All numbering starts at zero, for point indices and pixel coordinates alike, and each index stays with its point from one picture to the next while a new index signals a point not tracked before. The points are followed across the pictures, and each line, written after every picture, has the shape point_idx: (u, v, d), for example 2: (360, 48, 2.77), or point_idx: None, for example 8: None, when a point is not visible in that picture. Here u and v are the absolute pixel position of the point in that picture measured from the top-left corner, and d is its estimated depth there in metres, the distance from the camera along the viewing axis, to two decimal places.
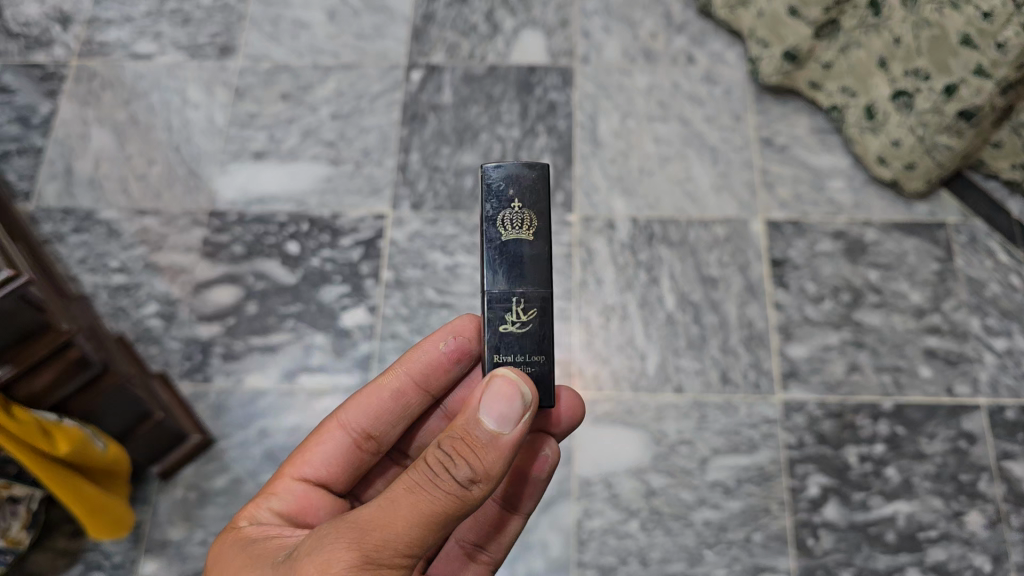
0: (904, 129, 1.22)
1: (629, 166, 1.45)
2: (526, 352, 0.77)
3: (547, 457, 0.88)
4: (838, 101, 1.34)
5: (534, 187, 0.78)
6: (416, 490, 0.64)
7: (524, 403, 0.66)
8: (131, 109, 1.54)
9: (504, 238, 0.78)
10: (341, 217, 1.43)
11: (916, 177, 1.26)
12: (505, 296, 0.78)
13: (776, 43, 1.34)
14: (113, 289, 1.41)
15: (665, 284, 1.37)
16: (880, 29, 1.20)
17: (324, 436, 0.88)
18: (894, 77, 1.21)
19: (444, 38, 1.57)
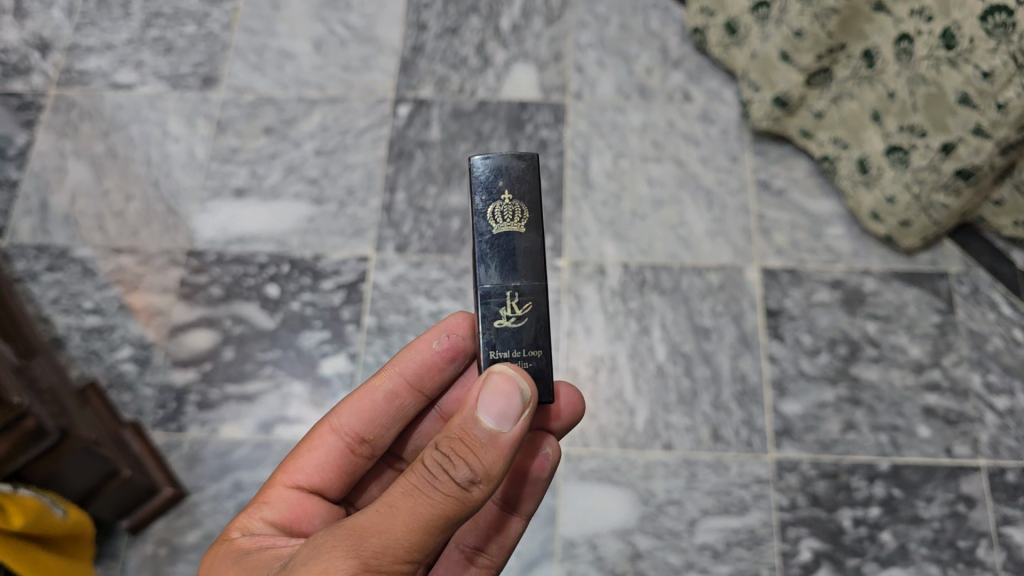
0: (899, 185, 1.20)
1: (621, 209, 1.40)
2: (522, 347, 0.76)
3: (547, 455, 0.85)
4: (830, 151, 1.33)
5: (523, 176, 0.78)
6: (413, 492, 0.62)
7: (523, 398, 0.65)
8: (110, 141, 1.50)
9: (495, 231, 0.77)
10: (323, 259, 1.39)
11: (912, 233, 1.24)
12: (500, 291, 0.77)
13: (768, 88, 1.33)
14: (87, 331, 1.37)
15: (656, 335, 1.33)
16: (874, 82, 1.19)
17: (316, 441, 0.85)
18: (887, 132, 1.19)
19: (433, 71, 1.52)
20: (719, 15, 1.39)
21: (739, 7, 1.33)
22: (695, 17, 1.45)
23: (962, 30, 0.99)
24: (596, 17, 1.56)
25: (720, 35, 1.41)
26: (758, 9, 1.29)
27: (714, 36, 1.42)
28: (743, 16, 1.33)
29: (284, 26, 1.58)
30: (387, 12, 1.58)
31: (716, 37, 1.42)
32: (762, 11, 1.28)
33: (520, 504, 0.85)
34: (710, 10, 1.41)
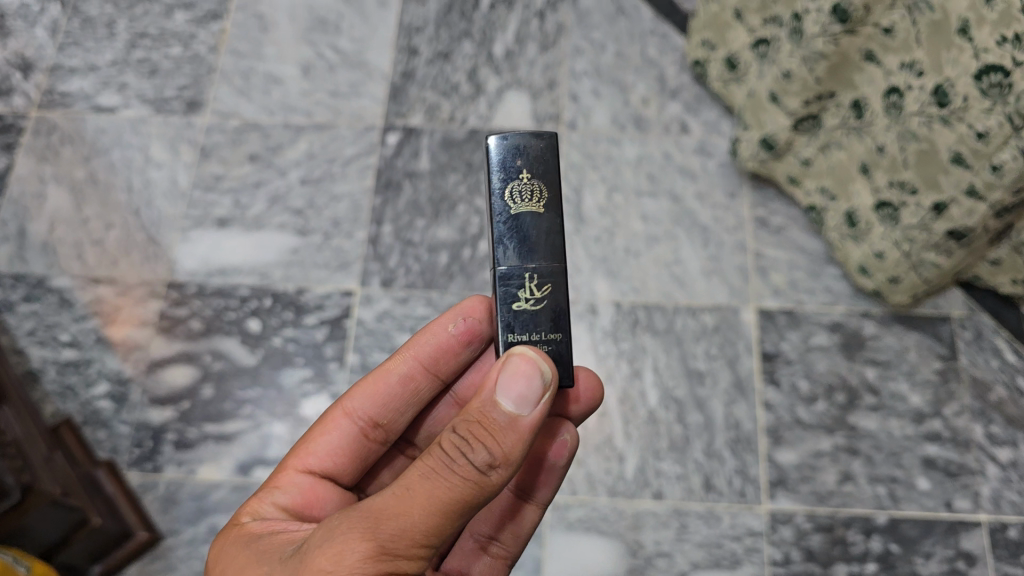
0: (888, 242, 1.16)
1: (614, 246, 1.36)
2: (541, 330, 0.73)
3: (565, 441, 0.83)
4: (817, 201, 1.29)
5: (543, 155, 0.74)
6: (431, 475, 0.59)
7: (545, 381, 0.62)
8: (90, 166, 1.46)
9: (514, 210, 0.73)
10: (306, 293, 1.35)
11: (901, 290, 1.20)
12: (518, 272, 0.73)
13: (756, 128, 1.29)
14: (63, 364, 1.33)
15: (648, 378, 1.29)
16: (863, 134, 1.14)
17: (330, 423, 0.83)
18: (876, 187, 1.14)
19: (423, 98, 1.48)
20: (719, 48, 1.36)
21: (740, 41, 1.30)
22: (696, 49, 1.41)
23: (956, 88, 0.94)
24: (592, 44, 1.52)
25: (719, 70, 1.38)
26: (758, 46, 1.26)
27: (714, 70, 1.39)
28: (744, 51, 1.30)
29: (271, 49, 1.54)
30: (377, 35, 1.54)
31: (716, 71, 1.39)
32: (762, 47, 1.26)
33: (535, 491, 0.83)
34: (710, 42, 1.37)
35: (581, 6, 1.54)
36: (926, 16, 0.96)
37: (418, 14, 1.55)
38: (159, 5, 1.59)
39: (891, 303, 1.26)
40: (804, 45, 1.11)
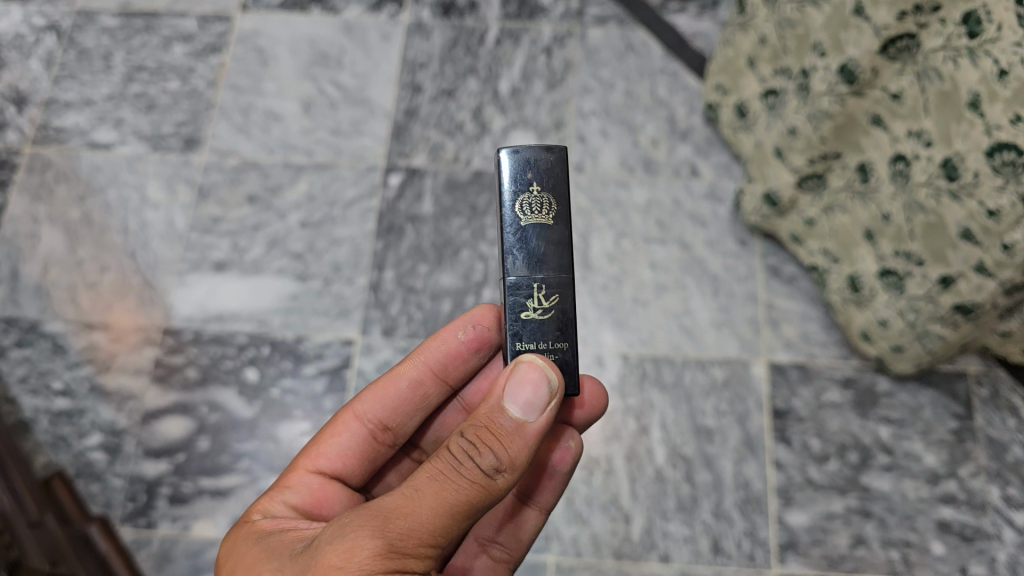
0: (893, 310, 1.12)
1: (621, 295, 1.33)
2: (548, 339, 0.74)
3: (568, 448, 0.86)
4: (820, 262, 1.26)
5: (553, 169, 0.75)
6: (441, 476, 0.63)
7: (550, 389, 0.66)
8: (85, 206, 1.42)
9: (523, 222, 0.74)
10: (305, 342, 1.31)
11: (905, 359, 1.16)
12: (526, 282, 0.74)
13: (760, 182, 1.27)
14: (55, 414, 1.30)
15: (655, 435, 1.25)
16: (867, 199, 1.12)
17: (340, 425, 0.86)
18: (882, 253, 1.12)
19: (427, 137, 1.44)
20: (732, 94, 1.33)
21: (751, 90, 1.27)
22: (710, 92, 1.38)
23: (965, 163, 0.91)
24: (600, 82, 1.48)
25: (731, 116, 1.35)
26: (768, 96, 1.23)
27: (726, 116, 1.36)
28: (755, 100, 1.27)
29: (272, 85, 1.50)
30: (380, 71, 1.50)
31: (727, 117, 1.36)
32: (771, 99, 1.23)
33: (536, 495, 0.87)
34: (723, 87, 1.35)
35: (589, 42, 1.51)
36: (935, 85, 0.94)
37: (422, 49, 1.51)
38: (157, 38, 1.55)
39: (895, 371, 1.22)
40: (810, 102, 1.10)
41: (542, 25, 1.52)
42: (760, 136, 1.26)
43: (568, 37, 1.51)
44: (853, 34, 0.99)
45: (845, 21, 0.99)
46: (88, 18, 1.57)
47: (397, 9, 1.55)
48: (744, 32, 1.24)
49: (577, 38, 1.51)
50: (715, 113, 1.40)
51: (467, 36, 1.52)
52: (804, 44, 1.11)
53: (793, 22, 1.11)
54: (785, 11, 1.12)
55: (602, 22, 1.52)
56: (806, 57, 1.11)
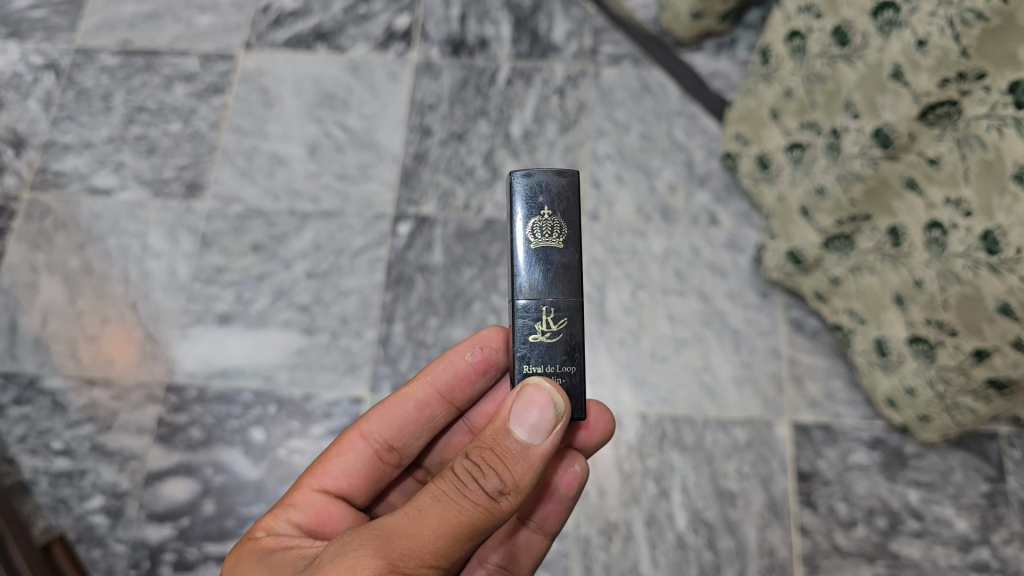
0: (923, 379, 1.07)
1: (640, 350, 1.28)
2: (556, 363, 0.70)
3: (575, 473, 0.83)
4: (844, 320, 1.22)
5: (567, 192, 0.71)
6: (444, 496, 0.61)
7: (557, 413, 0.64)
8: (85, 255, 1.38)
9: (533, 245, 0.71)
10: (312, 400, 1.27)
11: (931, 429, 1.13)
12: (534, 305, 0.70)
13: (784, 239, 1.23)
14: (54, 476, 1.25)
15: (676, 498, 1.21)
16: (899, 263, 1.06)
17: (345, 445, 0.84)
18: (912, 320, 1.06)
19: (437, 183, 1.40)
20: (752, 145, 1.29)
21: (774, 141, 1.23)
22: (729, 141, 1.35)
23: (1007, 237, 0.85)
24: (616, 123, 1.43)
25: (750, 167, 1.31)
26: (793, 150, 1.19)
27: (745, 166, 1.32)
28: (777, 153, 1.23)
29: (276, 126, 1.46)
30: (388, 113, 1.46)
31: (747, 167, 1.31)
32: (797, 152, 1.18)
33: (535, 516, 0.85)
34: (743, 137, 1.31)
35: (604, 82, 1.47)
36: (977, 154, 0.87)
37: (431, 89, 1.47)
38: (158, 77, 1.51)
39: (920, 438, 1.18)
40: (841, 162, 1.06)
41: (554, 64, 1.48)
42: (785, 192, 1.22)
43: (582, 76, 1.47)
44: (889, 98, 0.94)
45: (882, 83, 0.94)
46: (87, 57, 1.53)
47: (405, 48, 1.51)
48: (767, 83, 1.20)
49: (591, 78, 1.47)
50: (734, 161, 1.35)
51: (477, 75, 1.48)
52: (835, 101, 1.06)
53: (823, 78, 1.07)
54: (814, 67, 1.07)
55: (616, 61, 1.48)
56: (837, 115, 1.06)
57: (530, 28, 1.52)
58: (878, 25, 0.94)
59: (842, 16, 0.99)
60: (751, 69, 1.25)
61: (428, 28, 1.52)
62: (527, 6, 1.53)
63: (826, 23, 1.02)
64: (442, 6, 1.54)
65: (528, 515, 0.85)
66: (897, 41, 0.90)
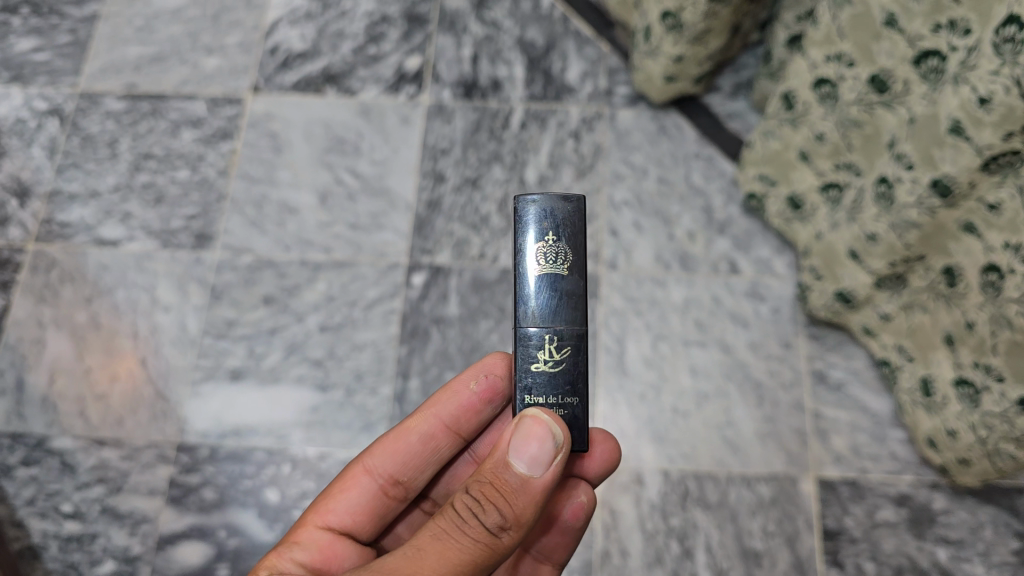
0: (965, 423, 1.04)
1: (661, 404, 1.26)
2: (558, 393, 0.72)
3: (581, 503, 0.84)
4: (893, 357, 1.19)
5: (570, 221, 0.73)
6: (444, 534, 0.60)
7: (556, 444, 0.64)
8: (93, 309, 1.35)
9: (537, 273, 0.73)
10: (327, 459, 1.24)
11: (970, 473, 1.09)
12: (538, 335, 0.73)
13: (831, 280, 1.20)
14: (65, 540, 1.22)
15: (700, 558, 1.18)
16: (952, 304, 1.04)
17: (349, 480, 0.81)
18: (960, 362, 1.04)
19: (451, 231, 1.37)
20: (780, 186, 1.25)
21: (806, 183, 1.20)
22: (751, 182, 1.31)
23: None
24: (632, 168, 1.41)
25: (780, 207, 1.27)
26: (829, 189, 1.16)
27: (773, 207, 1.28)
28: (811, 194, 1.20)
29: (286, 173, 1.43)
30: (400, 157, 1.43)
31: (775, 208, 1.28)
32: (834, 192, 1.15)
33: (542, 548, 0.85)
34: (768, 178, 1.27)
35: (620, 125, 1.44)
36: None
37: (444, 133, 1.44)
38: (165, 122, 1.49)
39: (959, 481, 1.14)
40: (894, 211, 1.01)
41: (569, 106, 1.46)
42: (826, 232, 1.18)
43: (597, 119, 1.44)
44: (948, 150, 0.89)
45: (939, 138, 0.89)
46: (92, 102, 1.51)
47: (417, 90, 1.48)
48: (794, 127, 1.16)
49: (607, 120, 1.44)
50: (757, 205, 1.32)
51: (491, 118, 1.45)
52: (874, 145, 1.04)
53: (860, 123, 1.04)
54: (850, 114, 1.04)
55: (632, 103, 1.46)
56: (878, 159, 1.04)
57: (544, 68, 1.49)
58: (921, 73, 0.92)
59: (880, 65, 0.97)
60: (770, 111, 1.20)
61: (440, 69, 1.50)
62: (541, 46, 1.51)
63: (860, 72, 1.00)
64: (453, 46, 1.51)
65: (530, 545, 0.86)
66: (956, 95, 0.85)
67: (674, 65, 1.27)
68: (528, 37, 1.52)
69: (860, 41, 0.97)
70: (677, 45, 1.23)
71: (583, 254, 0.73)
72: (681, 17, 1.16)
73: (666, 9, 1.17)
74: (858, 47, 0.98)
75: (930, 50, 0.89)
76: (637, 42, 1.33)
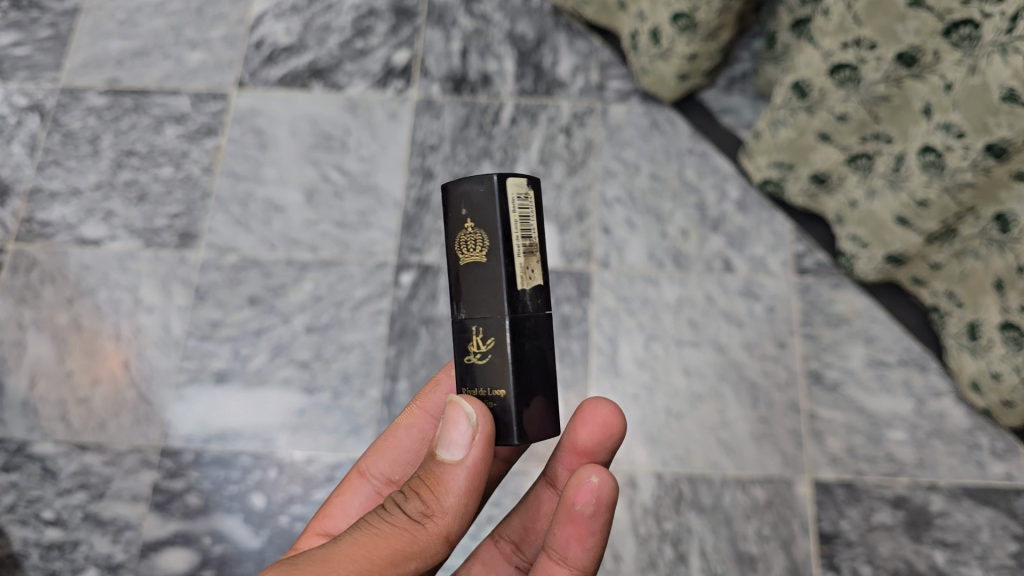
0: (1009, 365, 1.05)
1: (654, 406, 1.24)
2: (486, 385, 0.62)
3: (595, 485, 0.64)
4: (943, 303, 1.18)
5: (483, 203, 0.61)
6: (372, 524, 0.60)
7: (472, 426, 0.60)
8: (74, 311, 1.33)
9: (460, 262, 0.62)
10: (314, 463, 1.22)
11: (1015, 414, 1.11)
12: (465, 325, 0.62)
13: (878, 245, 1.17)
14: (46, 548, 1.20)
15: (694, 563, 1.16)
16: (1005, 249, 1.01)
17: (346, 486, 0.80)
18: (1008, 306, 1.02)
19: (439, 229, 1.34)
20: (800, 167, 1.23)
21: (830, 160, 1.18)
22: (765, 169, 1.29)
23: None
24: (624, 164, 1.38)
25: (802, 186, 1.26)
26: (858, 159, 1.16)
27: (794, 188, 1.27)
28: (837, 168, 1.19)
29: (272, 171, 1.40)
30: (388, 154, 1.41)
31: (796, 188, 1.27)
32: (863, 162, 1.15)
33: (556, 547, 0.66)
34: (785, 163, 1.25)
35: (611, 120, 1.41)
36: None
37: (432, 128, 1.41)
38: (147, 118, 1.46)
39: (1003, 422, 1.16)
40: (946, 176, 0.97)
41: (560, 101, 1.43)
42: (865, 203, 1.15)
43: (588, 114, 1.42)
44: (1002, 117, 0.85)
45: (990, 106, 0.86)
46: (73, 98, 1.47)
47: (405, 85, 1.45)
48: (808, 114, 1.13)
49: (598, 115, 1.42)
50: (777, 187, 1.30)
51: (480, 113, 1.42)
52: (904, 114, 1.05)
53: (888, 97, 1.03)
54: (876, 91, 1.03)
55: (624, 98, 1.43)
56: (913, 127, 1.04)
57: (534, 62, 1.46)
58: (952, 42, 0.91)
59: (906, 43, 0.95)
60: (778, 99, 1.17)
61: (428, 63, 1.47)
62: (531, 40, 1.48)
63: (884, 52, 0.97)
64: (442, 40, 1.48)
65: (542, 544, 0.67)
66: (1005, 64, 0.81)
67: (686, 64, 1.26)
68: (518, 30, 1.49)
69: (880, 25, 0.94)
70: (690, 45, 1.21)
71: (502, 234, 0.61)
72: (695, 18, 1.15)
73: (678, 10, 1.15)
74: (880, 30, 0.95)
75: (960, 20, 0.88)
76: (640, 46, 1.31)
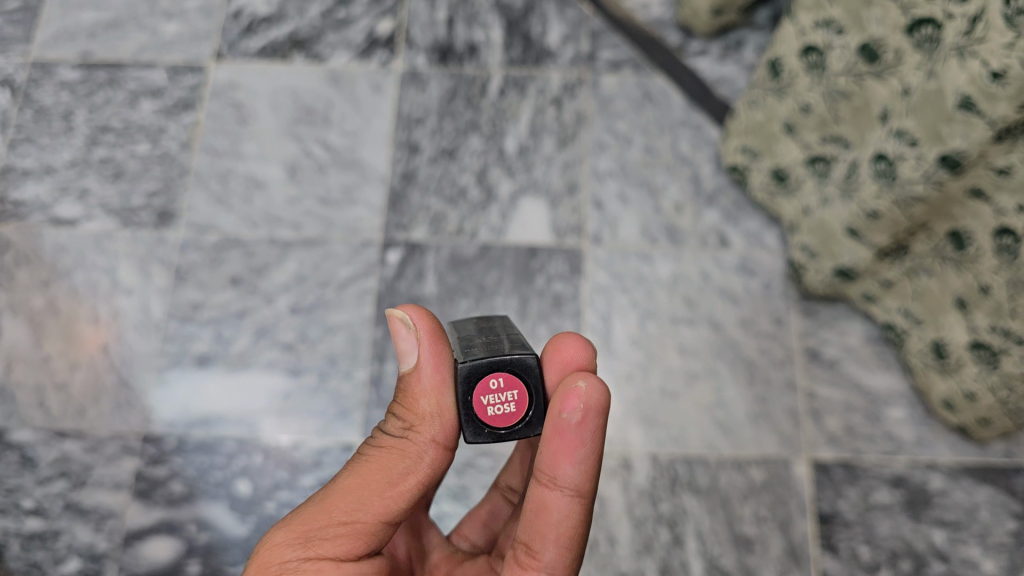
0: (983, 385, 1.02)
1: (648, 385, 1.21)
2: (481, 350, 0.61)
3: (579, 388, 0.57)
4: (897, 321, 1.15)
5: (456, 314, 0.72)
6: (359, 457, 0.62)
7: (408, 326, 0.60)
8: (51, 294, 1.28)
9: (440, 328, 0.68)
10: (301, 447, 1.19)
11: (992, 430, 1.08)
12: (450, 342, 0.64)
13: (828, 256, 1.14)
14: (27, 538, 1.17)
15: (691, 546, 1.14)
16: (962, 268, 0.99)
17: None
18: (975, 326, 0.99)
19: (427, 205, 1.30)
20: (764, 157, 1.21)
21: (791, 155, 1.16)
22: (734, 154, 1.26)
23: None
24: (617, 136, 1.34)
25: (763, 180, 1.23)
26: (816, 163, 1.12)
27: (756, 180, 1.24)
28: (797, 167, 1.16)
29: (252, 146, 1.36)
30: (372, 127, 1.36)
31: (758, 181, 1.24)
32: (821, 166, 1.12)
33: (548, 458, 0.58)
34: (752, 150, 1.22)
35: (602, 90, 1.37)
36: None
37: (418, 101, 1.37)
38: (123, 93, 1.40)
39: (977, 437, 1.13)
40: (896, 186, 0.96)
41: (550, 72, 1.38)
42: (819, 210, 1.13)
43: (578, 85, 1.37)
44: (957, 126, 0.83)
45: (946, 114, 0.84)
46: (45, 72, 1.42)
47: (389, 56, 1.40)
48: (777, 98, 1.12)
49: (589, 86, 1.37)
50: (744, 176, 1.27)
51: (467, 85, 1.37)
52: (863, 118, 1.01)
53: (848, 94, 1.00)
54: (837, 84, 1.00)
55: (615, 68, 1.39)
56: (870, 132, 1.00)
57: (523, 32, 1.41)
58: (914, 42, 0.87)
59: (870, 33, 0.91)
60: (754, 79, 1.15)
61: (414, 33, 1.42)
62: (519, 7, 1.43)
63: (850, 39, 0.95)
64: (427, 8, 1.43)
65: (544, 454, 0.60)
66: (962, 70, 0.80)
67: None
68: None
69: (850, 8, 0.92)
70: None
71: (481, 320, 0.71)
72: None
73: None
74: (848, 13, 0.93)
75: (923, 18, 0.84)
76: None
